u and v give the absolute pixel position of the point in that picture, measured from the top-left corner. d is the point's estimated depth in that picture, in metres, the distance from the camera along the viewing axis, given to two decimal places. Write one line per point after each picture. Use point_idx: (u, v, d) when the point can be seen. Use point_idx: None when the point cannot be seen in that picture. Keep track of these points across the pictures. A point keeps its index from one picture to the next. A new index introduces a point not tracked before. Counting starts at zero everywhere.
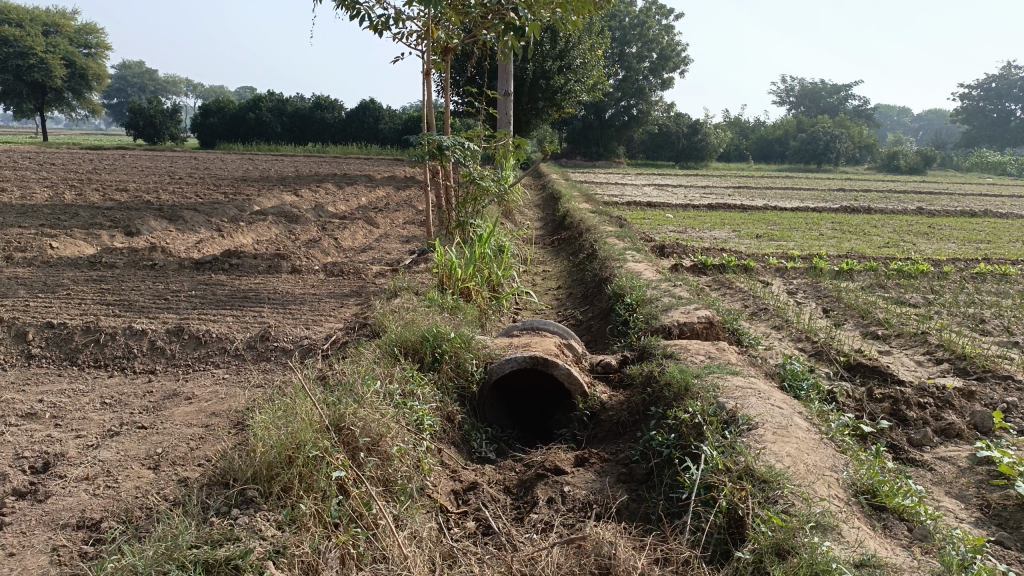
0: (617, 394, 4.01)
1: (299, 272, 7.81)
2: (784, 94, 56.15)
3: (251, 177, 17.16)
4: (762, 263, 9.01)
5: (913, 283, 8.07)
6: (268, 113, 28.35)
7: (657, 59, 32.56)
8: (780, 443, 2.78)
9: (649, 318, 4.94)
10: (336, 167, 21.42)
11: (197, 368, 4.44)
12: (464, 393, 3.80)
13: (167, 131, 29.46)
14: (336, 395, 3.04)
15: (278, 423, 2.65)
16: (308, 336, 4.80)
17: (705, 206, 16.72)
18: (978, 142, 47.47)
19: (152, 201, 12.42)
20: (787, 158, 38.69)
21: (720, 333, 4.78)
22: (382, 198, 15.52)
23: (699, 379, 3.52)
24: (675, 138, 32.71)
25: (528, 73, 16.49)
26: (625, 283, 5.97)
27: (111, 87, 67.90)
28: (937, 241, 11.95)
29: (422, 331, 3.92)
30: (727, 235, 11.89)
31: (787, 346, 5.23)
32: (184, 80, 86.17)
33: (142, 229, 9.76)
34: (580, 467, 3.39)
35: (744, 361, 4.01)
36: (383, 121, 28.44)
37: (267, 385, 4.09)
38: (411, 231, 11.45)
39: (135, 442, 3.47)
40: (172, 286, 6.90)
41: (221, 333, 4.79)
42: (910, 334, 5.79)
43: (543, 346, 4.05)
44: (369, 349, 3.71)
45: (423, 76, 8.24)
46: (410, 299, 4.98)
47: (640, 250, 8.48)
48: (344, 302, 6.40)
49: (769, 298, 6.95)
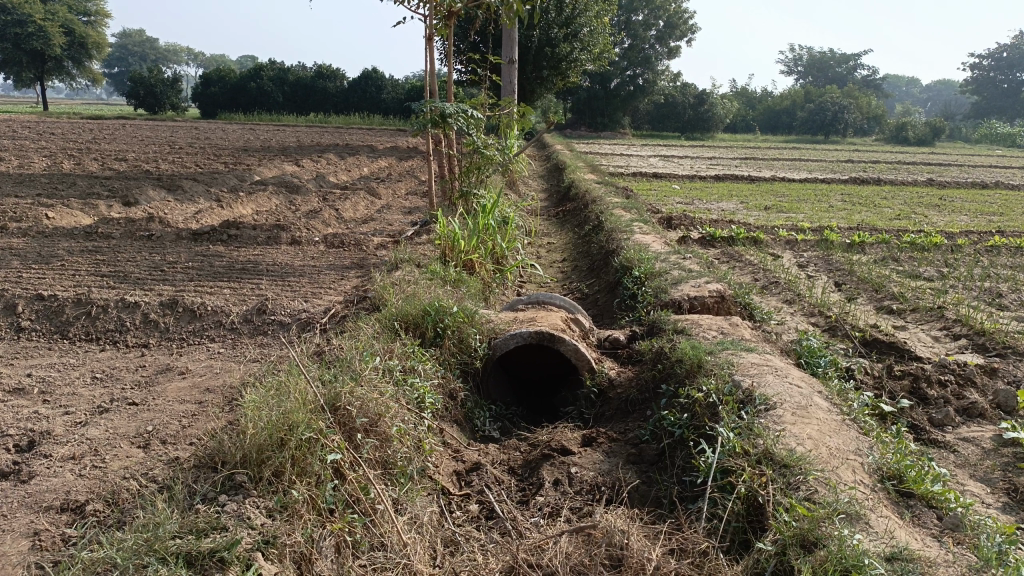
0: (625, 370, 3.87)
1: (298, 243, 7.65)
2: (792, 64, 55.37)
3: (252, 147, 16.93)
4: (771, 236, 8.82)
5: (927, 256, 7.87)
6: (269, 82, 27.97)
7: (663, 28, 32.04)
8: (801, 425, 2.63)
9: (658, 292, 4.78)
10: (338, 137, 21.13)
11: (191, 343, 4.30)
12: (467, 369, 3.66)
13: (168, 100, 29.09)
14: (332, 373, 2.90)
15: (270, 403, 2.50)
16: (306, 310, 4.66)
17: (712, 177, 16.46)
18: (987, 113, 46.82)
19: (152, 170, 12.23)
20: (794, 130, 38.18)
21: (732, 308, 4.62)
22: (384, 168, 15.28)
23: (712, 356, 3.36)
24: (681, 109, 32.22)
25: (533, 41, 16.17)
26: (633, 255, 5.80)
27: (111, 55, 67.15)
28: (948, 213, 11.72)
29: (423, 305, 3.77)
30: (734, 206, 11.68)
31: (800, 321, 5.08)
32: (185, 49, 85.30)
33: (140, 200, 9.58)
34: (588, 447, 3.26)
35: (758, 337, 3.86)
36: (385, 91, 28.06)
37: (262, 360, 3.96)
38: (413, 202, 11.25)
39: (125, 419, 3.34)
40: (169, 257, 6.74)
41: (216, 305, 4.64)
42: (926, 308, 5.62)
43: (549, 321, 3.90)
44: (368, 324, 3.56)
45: (425, 43, 8.00)
46: (411, 271, 4.82)
47: (647, 221, 8.30)
48: (344, 275, 6.24)
49: (780, 271, 6.79)
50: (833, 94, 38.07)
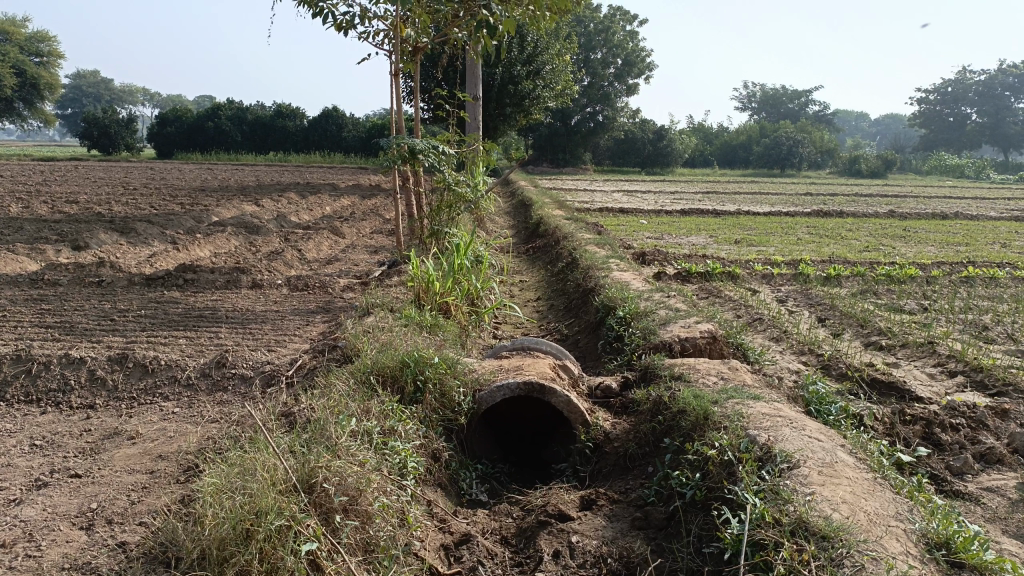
0: (620, 421, 3.58)
1: (260, 287, 7.27)
2: (746, 100, 56.57)
3: (210, 187, 16.49)
4: (746, 270, 8.68)
5: (904, 288, 7.78)
6: (228, 121, 27.56)
7: (621, 65, 32.44)
8: (832, 488, 2.37)
9: (647, 334, 4.52)
10: (298, 176, 20.75)
11: (143, 402, 3.92)
12: (450, 426, 3.34)
13: (123, 141, 28.46)
14: (303, 441, 2.56)
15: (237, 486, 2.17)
16: (270, 361, 4.30)
17: (677, 212, 16.43)
18: (935, 146, 48.21)
19: (104, 212, 11.75)
20: (751, 164, 38.81)
21: (724, 349, 4.39)
22: (347, 207, 14.96)
23: (719, 406, 3.09)
24: (641, 145, 32.50)
25: (496, 78, 16.08)
26: (615, 294, 5.56)
27: (64, 96, 66.00)
28: (915, 244, 11.75)
29: (400, 356, 3.46)
30: (705, 241, 11.58)
31: (793, 361, 4.86)
32: (140, 90, 84.42)
33: (91, 243, 9.12)
34: (587, 511, 2.95)
35: (760, 381, 3.61)
36: (346, 129, 27.77)
37: (223, 421, 3.59)
38: (379, 241, 10.94)
39: (65, 495, 2.95)
40: (120, 305, 6.33)
41: (171, 359, 4.25)
42: (916, 343, 5.46)
43: (537, 369, 3.61)
44: (341, 380, 3.23)
45: (390, 79, 7.76)
46: (384, 317, 4.50)
47: (622, 258, 8.10)
48: (310, 321, 5.89)
49: (762, 307, 6.61)
50: (788, 129, 38.84)
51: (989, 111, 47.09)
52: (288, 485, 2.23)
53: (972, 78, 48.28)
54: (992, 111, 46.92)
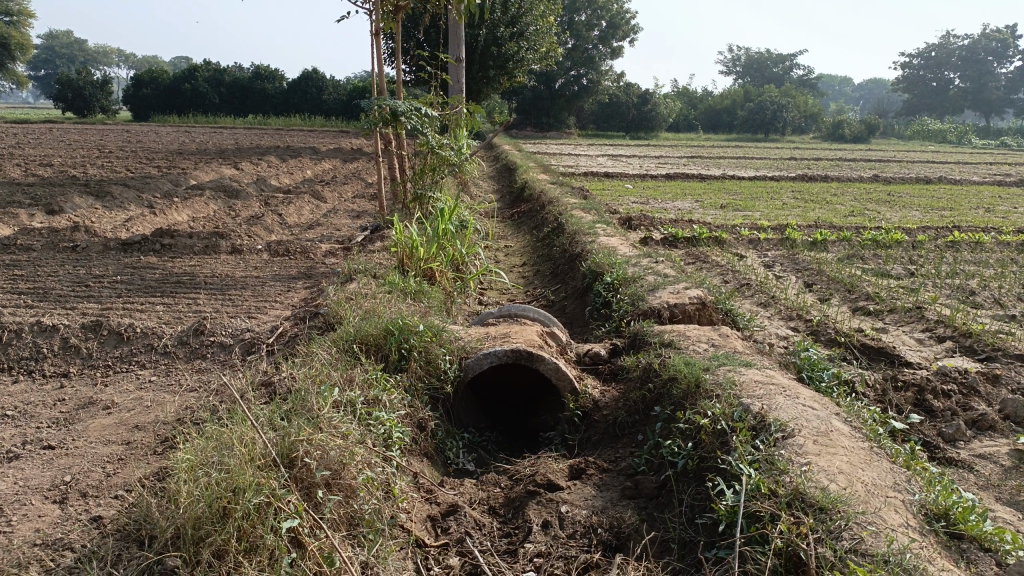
0: (609, 389, 3.51)
1: (240, 252, 7.11)
2: (732, 64, 56.19)
3: (188, 150, 16.17)
4: (733, 235, 8.61)
5: (891, 253, 7.74)
6: (206, 83, 26.97)
7: (606, 28, 32.00)
8: (829, 459, 2.31)
9: (635, 300, 4.45)
10: (279, 139, 20.39)
11: (118, 371, 3.81)
12: (437, 395, 3.26)
13: (98, 103, 27.82)
14: (284, 412, 2.47)
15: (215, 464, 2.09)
16: (250, 329, 4.19)
17: (663, 176, 16.32)
18: (918, 110, 48.19)
19: (79, 176, 11.47)
20: (735, 128, 38.63)
21: (714, 315, 4.33)
22: (329, 171, 14.70)
23: (711, 373, 3.03)
24: (625, 109, 32.21)
25: (479, 40, 15.76)
26: (602, 259, 5.47)
27: (36, 57, 64.38)
28: (900, 209, 11.73)
29: (383, 323, 3.36)
30: (690, 205, 11.50)
31: (781, 327, 4.81)
32: (115, 51, 82.57)
33: (65, 208, 8.89)
34: (577, 481, 2.89)
35: (752, 348, 3.54)
36: (327, 91, 27.26)
37: (201, 390, 3.49)
38: (361, 206, 10.76)
39: (38, 468, 2.85)
40: (95, 270, 6.17)
41: (147, 327, 4.12)
42: (904, 309, 5.43)
43: (525, 337, 3.53)
44: (323, 349, 3.13)
45: (371, 39, 7.54)
46: (366, 284, 4.39)
47: (608, 223, 8.00)
48: (291, 287, 5.76)
49: (749, 273, 6.55)
50: (772, 93, 38.63)
51: (973, 76, 47.03)
52: (268, 460, 2.14)
53: (956, 42, 48.12)
54: (975, 76, 46.86)
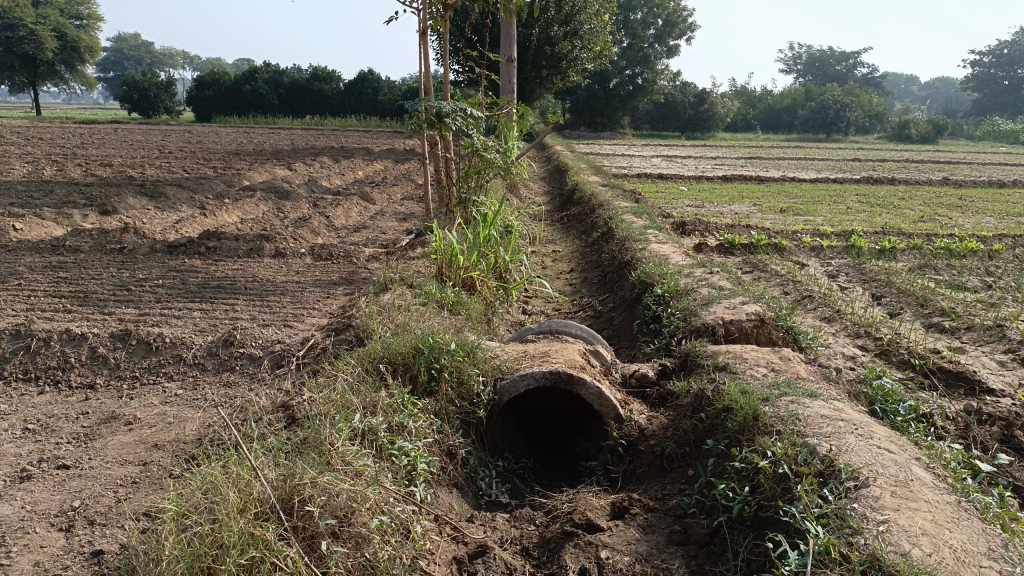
0: (657, 415, 3.23)
1: (283, 256, 7.01)
2: (792, 62, 54.79)
3: (244, 151, 16.33)
4: (793, 241, 8.20)
5: (965, 264, 7.24)
6: (264, 84, 27.33)
7: (662, 26, 31.44)
8: (910, 516, 2.00)
9: (687, 316, 4.15)
10: (332, 140, 20.51)
11: (144, 383, 3.68)
12: (469, 420, 3.03)
13: (162, 104, 28.45)
14: (294, 448, 2.27)
15: (220, 513, 1.92)
16: (281, 339, 4.02)
17: (719, 178, 15.85)
18: (989, 110, 46.20)
19: (135, 176, 11.61)
20: (794, 128, 37.58)
21: (773, 334, 4.01)
22: (380, 172, 14.64)
23: (771, 404, 2.73)
24: (681, 109, 31.59)
25: (532, 39, 15.51)
26: (653, 268, 5.18)
27: (106, 60, 66.44)
28: (973, 215, 11.09)
29: (414, 340, 3.14)
30: (748, 209, 11.07)
31: (847, 346, 4.45)
32: (180, 53, 84.95)
33: (118, 208, 8.96)
34: (619, 520, 2.62)
35: (816, 373, 3.22)
36: (382, 92, 27.42)
37: (226, 406, 3.32)
38: (409, 208, 10.63)
39: (48, 491, 2.71)
40: (138, 273, 6.12)
41: (176, 337, 3.98)
42: (984, 327, 5.00)
43: (566, 357, 3.27)
44: (348, 371, 2.93)
45: (420, 38, 7.37)
46: (402, 294, 4.19)
47: (661, 228, 7.68)
48: (330, 294, 5.60)
49: (811, 283, 6.18)
50: (835, 92, 37.47)
51: None
52: (265, 508, 1.96)
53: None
54: None
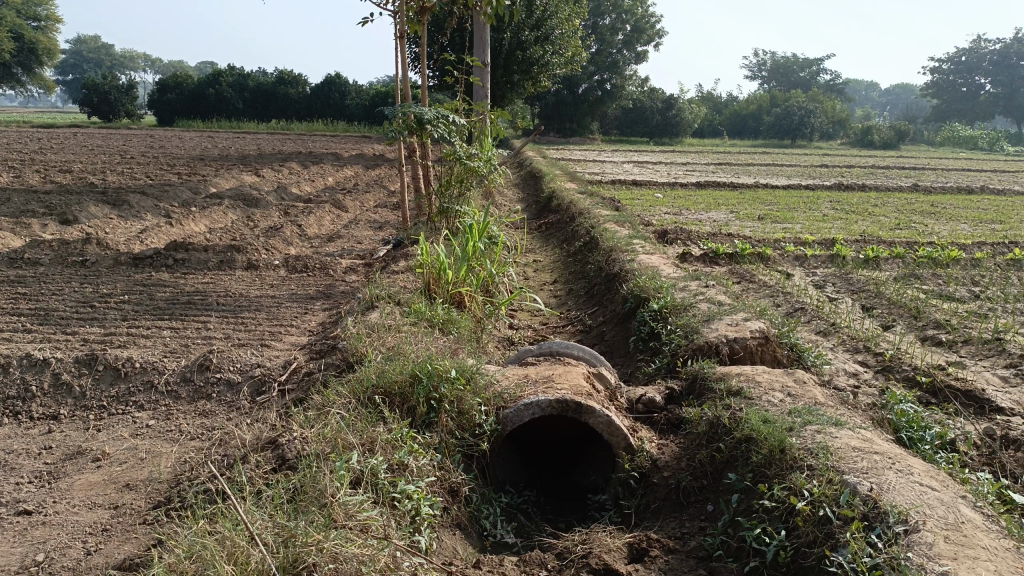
0: (669, 443, 3.05)
1: (256, 268, 6.72)
2: (757, 69, 55.42)
3: (210, 156, 15.91)
4: (777, 250, 8.10)
5: (951, 273, 7.19)
6: (229, 88, 26.78)
7: (630, 32, 31.54)
8: (972, 567, 1.84)
9: (688, 333, 3.98)
10: (300, 145, 20.14)
11: (113, 414, 3.40)
12: (471, 453, 2.81)
13: (123, 107, 27.70)
14: (290, 506, 2.06)
15: None
16: (261, 363, 3.76)
17: (692, 184, 15.83)
18: (948, 117, 47.10)
19: (97, 183, 11.19)
20: (761, 134, 37.96)
21: (778, 352, 3.86)
22: (350, 178, 14.34)
23: (797, 435, 2.56)
24: (649, 114, 31.67)
25: (504, 44, 15.36)
26: (645, 281, 5.02)
27: (64, 61, 64.88)
28: (948, 222, 11.13)
29: (410, 368, 2.93)
30: (726, 217, 11.00)
31: (849, 363, 4.32)
32: (141, 56, 83.43)
33: (80, 217, 8.57)
34: (639, 563, 2.43)
35: (834, 397, 3.06)
36: (350, 96, 27.03)
37: (204, 441, 3.07)
38: (383, 216, 10.36)
39: (6, 543, 2.44)
40: (103, 288, 5.79)
41: (147, 361, 3.71)
42: (982, 340, 4.91)
43: (571, 383, 3.07)
44: (340, 406, 2.71)
45: (396, 43, 7.16)
46: (389, 313, 3.96)
47: (645, 237, 7.55)
48: (308, 310, 5.35)
49: (801, 294, 6.08)
50: (799, 98, 37.93)
51: (1004, 81, 45.85)
52: None
53: (987, 48, 47.00)
54: (1007, 81, 45.66)
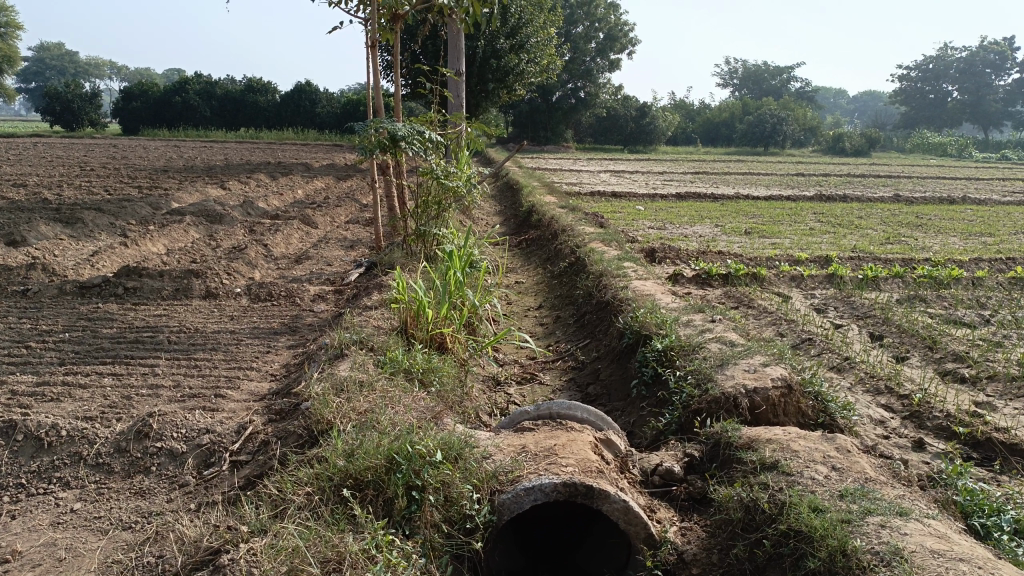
0: (693, 528, 2.59)
1: (215, 297, 6.17)
2: (728, 76, 55.56)
3: (173, 168, 15.25)
4: (771, 269, 7.69)
5: (954, 294, 6.83)
6: (196, 96, 26.00)
7: (604, 40, 31.17)
8: None
9: (701, 381, 3.53)
10: (269, 155, 19.50)
11: (31, 495, 2.85)
12: (464, 554, 2.32)
13: (87, 115, 26.78)
14: None
15: None
16: (212, 425, 3.24)
17: (672, 195, 15.47)
18: (917, 123, 47.33)
19: (50, 198, 10.52)
20: (733, 142, 37.91)
21: (802, 403, 3.41)
22: (320, 190, 13.78)
23: (862, 531, 2.11)
24: (623, 122, 31.46)
25: (478, 51, 14.88)
26: (643, 313, 4.57)
27: (26, 69, 63.21)
28: (938, 235, 10.82)
29: (386, 448, 2.44)
30: (711, 231, 10.63)
31: (873, 409, 3.88)
32: (106, 64, 81.82)
33: (28, 238, 7.94)
34: None
35: (883, 469, 2.62)
36: (320, 105, 26.39)
37: (136, 537, 2.54)
38: (355, 234, 9.82)
39: None
40: (41, 324, 5.21)
41: (76, 428, 3.16)
42: (1007, 376, 4.51)
43: (579, 456, 2.59)
44: (301, 512, 2.20)
45: (367, 51, 6.66)
46: (361, 363, 3.46)
47: (633, 258, 7.12)
48: (270, 347, 4.81)
49: (804, 321, 5.68)
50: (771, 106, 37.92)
51: (971, 89, 46.19)
52: None
53: (954, 55, 47.33)
54: (973, 89, 46.02)
